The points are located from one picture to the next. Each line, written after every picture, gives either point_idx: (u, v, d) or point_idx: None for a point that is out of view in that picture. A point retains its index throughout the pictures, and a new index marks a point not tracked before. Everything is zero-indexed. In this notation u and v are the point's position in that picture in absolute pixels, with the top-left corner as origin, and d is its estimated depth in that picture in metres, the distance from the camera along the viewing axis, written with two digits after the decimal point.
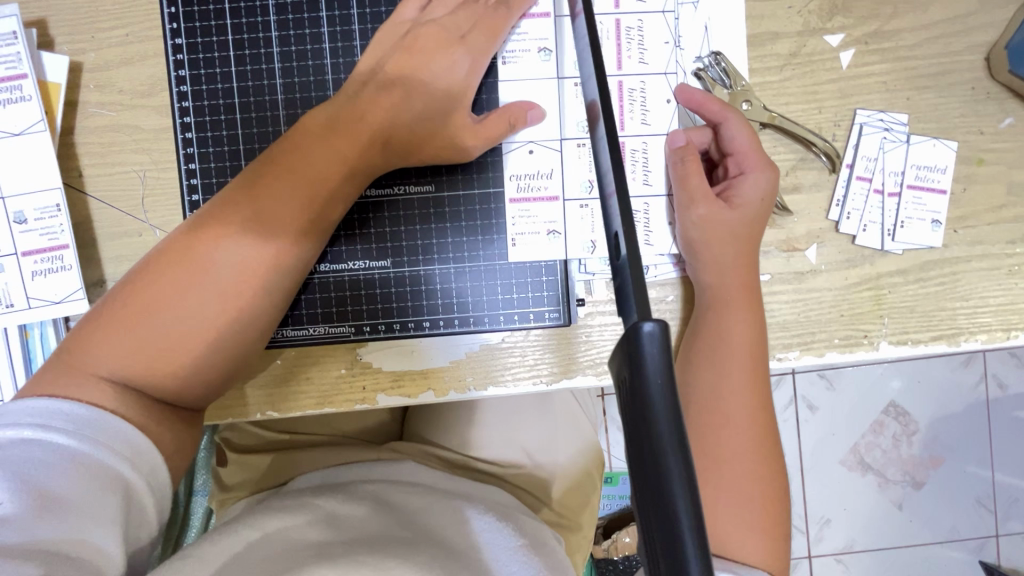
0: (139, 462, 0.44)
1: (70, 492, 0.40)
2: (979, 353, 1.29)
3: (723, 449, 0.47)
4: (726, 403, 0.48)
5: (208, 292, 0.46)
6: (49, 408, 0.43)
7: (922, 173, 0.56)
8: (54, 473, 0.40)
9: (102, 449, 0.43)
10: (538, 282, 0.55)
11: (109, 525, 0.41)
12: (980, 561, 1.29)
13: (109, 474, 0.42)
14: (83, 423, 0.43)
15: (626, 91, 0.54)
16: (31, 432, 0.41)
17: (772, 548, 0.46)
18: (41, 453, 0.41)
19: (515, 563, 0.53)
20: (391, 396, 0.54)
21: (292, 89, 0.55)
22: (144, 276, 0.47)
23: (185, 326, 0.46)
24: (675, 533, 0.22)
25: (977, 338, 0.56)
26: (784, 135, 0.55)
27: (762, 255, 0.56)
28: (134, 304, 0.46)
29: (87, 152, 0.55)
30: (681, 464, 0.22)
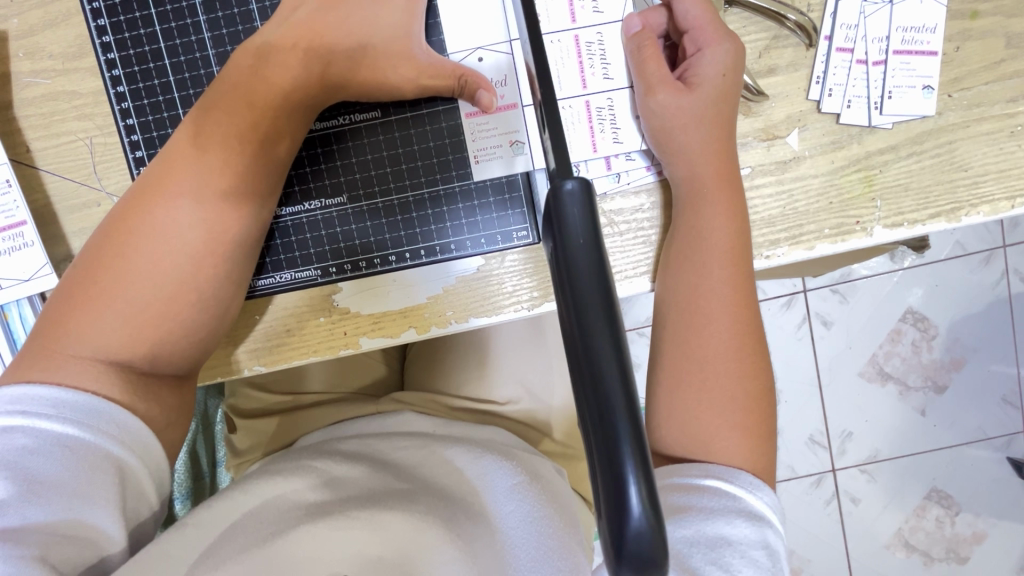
0: (128, 440, 0.43)
1: (59, 477, 0.40)
2: (1000, 249, 1.24)
3: (707, 351, 0.46)
4: (706, 302, 0.46)
5: (173, 251, 0.45)
6: (29, 394, 0.41)
7: (909, 35, 0.51)
8: (42, 459, 0.40)
9: (87, 430, 0.41)
10: (501, 201, 0.53)
11: (104, 505, 0.41)
12: (1008, 458, 1.27)
13: (97, 454, 0.41)
14: (66, 406, 0.42)
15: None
16: (11, 419, 0.40)
17: (760, 455, 0.45)
18: (25, 439, 0.40)
19: (512, 500, 0.54)
20: (374, 339, 0.53)
21: (218, 25, 0.52)
22: (104, 247, 0.45)
23: (156, 288, 0.44)
24: (605, 402, 0.20)
25: (979, 210, 0.52)
26: (753, 12, 0.51)
27: (740, 147, 0.52)
28: (101, 275, 0.44)
29: (30, 125, 0.53)
30: (609, 327, 0.21)
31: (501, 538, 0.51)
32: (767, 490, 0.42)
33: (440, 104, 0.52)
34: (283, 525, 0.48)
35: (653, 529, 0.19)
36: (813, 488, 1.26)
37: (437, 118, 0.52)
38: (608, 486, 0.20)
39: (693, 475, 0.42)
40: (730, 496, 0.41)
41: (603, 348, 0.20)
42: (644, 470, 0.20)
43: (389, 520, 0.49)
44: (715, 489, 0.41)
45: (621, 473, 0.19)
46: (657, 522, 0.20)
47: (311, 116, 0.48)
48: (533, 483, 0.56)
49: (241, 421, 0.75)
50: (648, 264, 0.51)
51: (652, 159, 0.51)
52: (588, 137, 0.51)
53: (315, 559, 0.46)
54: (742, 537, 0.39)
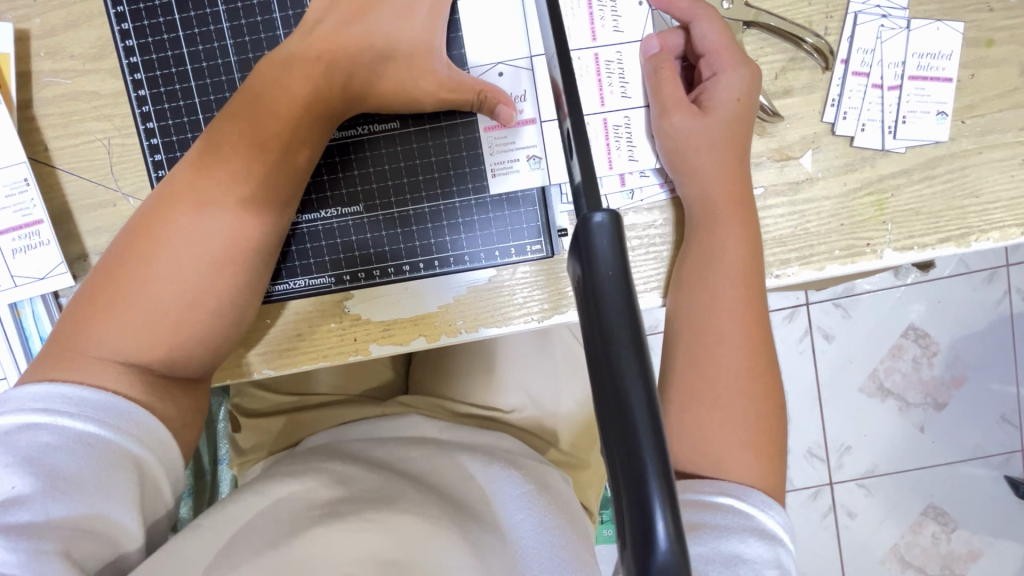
0: (147, 438, 0.43)
1: (80, 472, 0.40)
2: (1003, 268, 1.24)
3: (718, 370, 0.46)
4: (718, 323, 0.47)
5: (192, 256, 0.45)
6: (52, 392, 0.42)
7: (924, 61, 0.52)
8: (65, 456, 0.40)
9: (109, 429, 0.42)
10: (516, 215, 0.53)
11: (124, 502, 0.41)
12: (1006, 476, 1.28)
13: (119, 453, 0.42)
14: (88, 405, 0.42)
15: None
16: (36, 417, 0.41)
17: (769, 476, 0.45)
18: (49, 437, 0.40)
19: (521, 511, 0.54)
20: (384, 345, 0.54)
21: (241, 32, 0.53)
22: (125, 250, 0.45)
23: (174, 293, 0.45)
24: (632, 434, 0.20)
25: (989, 236, 0.53)
26: (771, 34, 0.51)
27: (754, 166, 0.53)
28: (122, 278, 0.45)
29: (49, 124, 0.54)
30: (636, 359, 0.21)
31: (511, 548, 0.51)
32: (778, 508, 0.43)
33: (458, 115, 0.52)
34: (298, 525, 0.48)
35: (677, 562, 0.20)
36: (810, 501, 1.27)
37: (455, 130, 0.52)
38: (634, 517, 0.20)
39: (707, 491, 0.43)
40: (743, 515, 0.42)
41: (632, 382, 0.21)
42: (669, 502, 0.20)
43: (402, 523, 0.49)
44: (729, 508, 0.42)
45: (647, 504, 0.20)
46: (680, 554, 0.20)
47: (330, 126, 0.49)
48: (541, 494, 0.56)
49: (246, 420, 0.76)
50: (659, 280, 0.51)
51: (666, 178, 0.52)
52: (604, 153, 0.51)
53: (329, 560, 0.45)
54: (756, 556, 0.40)
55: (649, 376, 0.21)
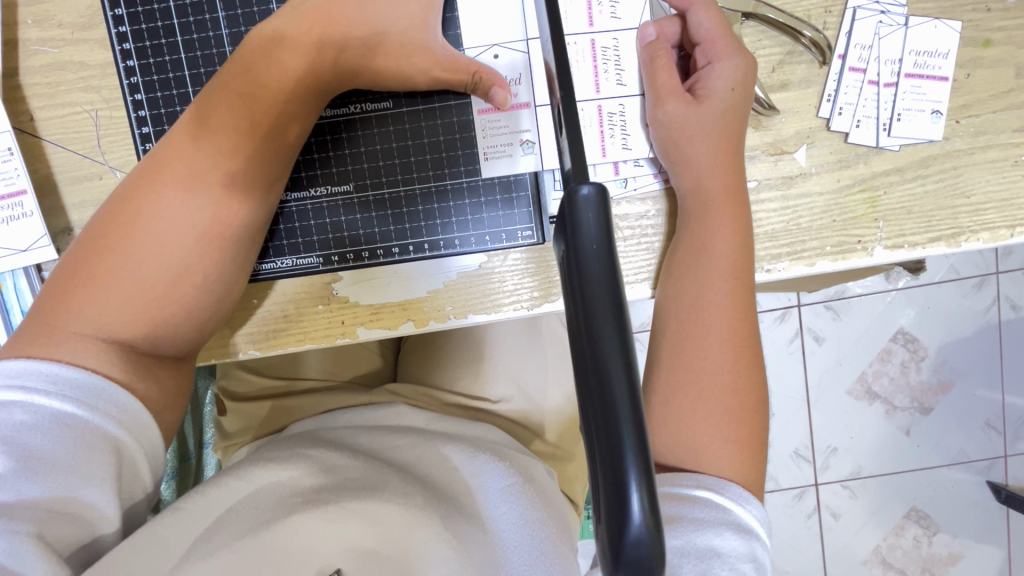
0: (124, 420, 0.43)
1: (54, 453, 0.40)
2: (993, 275, 1.25)
3: (703, 361, 0.46)
4: (706, 314, 0.46)
5: (178, 233, 0.44)
6: (28, 369, 0.41)
7: (921, 59, 0.51)
8: (40, 435, 0.40)
9: (86, 408, 0.41)
10: (508, 200, 0.52)
11: (99, 484, 0.41)
12: (988, 481, 1.29)
13: (95, 433, 0.41)
14: (64, 382, 0.41)
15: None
16: (11, 394, 0.40)
17: (750, 469, 0.45)
18: (24, 416, 0.40)
19: (505, 503, 0.54)
20: (372, 329, 0.53)
21: (233, 5, 0.52)
22: (109, 225, 0.45)
23: (158, 270, 0.44)
24: (609, 407, 0.20)
25: (979, 237, 0.53)
26: (769, 26, 0.51)
27: (748, 160, 0.53)
28: (106, 253, 0.44)
29: (35, 93, 0.53)
30: (616, 331, 0.21)
31: (494, 540, 0.51)
32: (755, 503, 0.43)
33: (453, 97, 0.51)
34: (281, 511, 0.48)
35: (650, 539, 0.20)
36: (795, 502, 1.28)
37: (449, 112, 0.52)
38: (609, 491, 0.20)
39: (685, 484, 0.43)
40: (720, 509, 0.42)
41: (612, 360, 0.21)
42: (646, 477, 0.20)
43: (383, 513, 0.48)
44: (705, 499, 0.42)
45: (623, 478, 0.20)
46: (655, 529, 0.20)
47: (322, 102, 0.48)
48: (526, 485, 0.56)
49: (235, 404, 0.75)
50: (649, 271, 0.51)
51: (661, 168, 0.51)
52: (598, 141, 0.51)
53: (307, 550, 0.46)
54: (731, 549, 0.40)
55: (631, 354, 0.21)
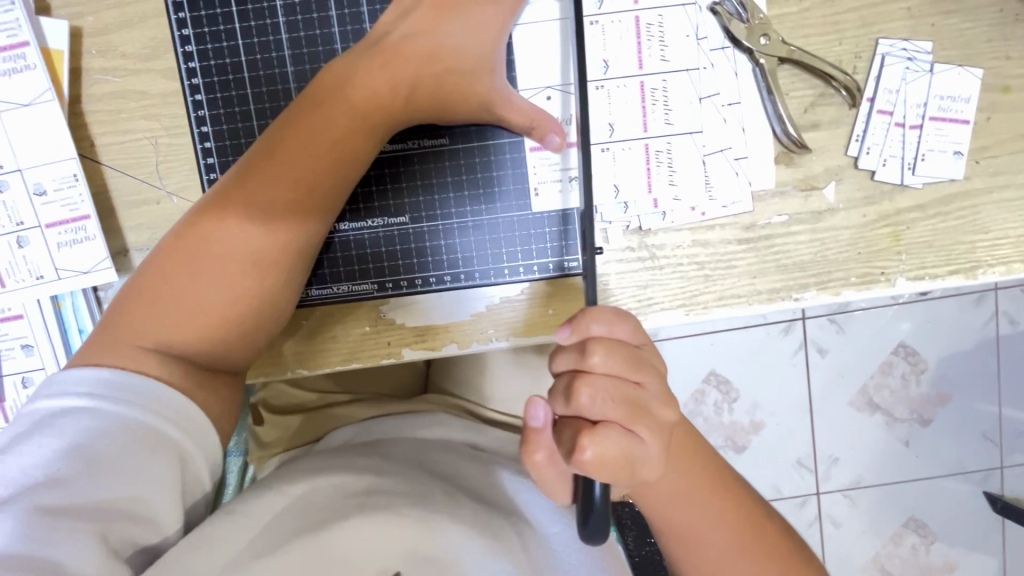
0: (184, 425, 0.44)
1: (116, 455, 0.41)
2: (992, 291, 1.29)
3: (695, 492, 0.48)
4: (684, 442, 0.49)
5: (237, 258, 0.46)
6: (97, 377, 0.43)
7: (945, 103, 0.54)
8: (104, 437, 0.42)
9: (147, 412, 0.43)
10: (555, 232, 0.55)
11: (162, 484, 0.43)
12: (984, 492, 1.34)
13: (155, 435, 0.43)
14: (127, 388, 0.43)
15: (643, 27, 0.54)
16: (81, 399, 0.43)
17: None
18: (90, 420, 0.42)
19: (555, 523, 0.55)
20: (417, 350, 0.56)
21: (299, 44, 0.54)
22: (175, 243, 0.47)
23: (218, 291, 0.46)
24: None
25: (995, 271, 0.56)
26: (803, 69, 0.54)
27: (780, 195, 0.56)
28: (171, 270, 0.46)
29: (97, 120, 0.54)
30: None
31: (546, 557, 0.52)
32: None
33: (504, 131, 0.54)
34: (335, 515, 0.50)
35: None
36: (797, 509, 1.32)
37: (500, 147, 0.54)
38: None
39: None
40: None
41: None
42: None
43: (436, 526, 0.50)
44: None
45: None
46: None
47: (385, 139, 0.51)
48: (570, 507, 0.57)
49: (268, 414, 0.76)
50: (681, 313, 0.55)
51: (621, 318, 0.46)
52: (644, 177, 0.55)
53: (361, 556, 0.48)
54: None
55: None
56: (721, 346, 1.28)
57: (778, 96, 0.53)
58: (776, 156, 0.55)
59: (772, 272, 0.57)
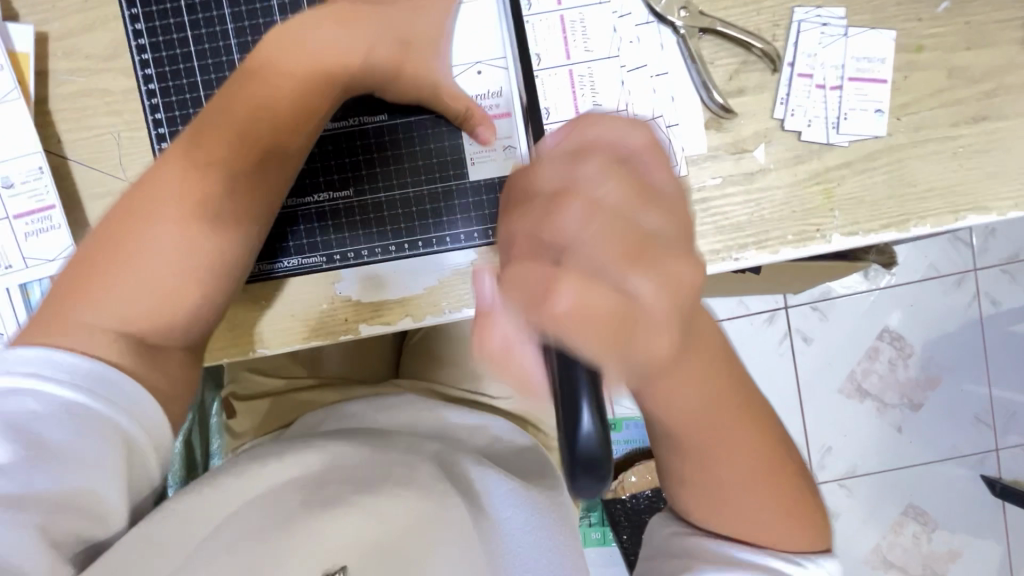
0: (135, 416, 0.46)
1: (63, 441, 0.43)
2: (971, 273, 1.31)
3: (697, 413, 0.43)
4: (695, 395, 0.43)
5: (197, 232, 0.49)
6: (43, 359, 0.44)
7: (860, 64, 0.57)
8: (51, 424, 0.43)
9: (95, 400, 0.44)
10: (492, 199, 0.58)
11: (107, 472, 0.44)
12: (982, 476, 1.33)
13: (101, 422, 0.44)
14: (76, 372, 0.44)
15: (567, 23, 0.57)
16: (28, 381, 0.43)
17: (777, 523, 0.47)
18: (36, 404, 0.43)
19: (511, 507, 0.56)
20: (374, 325, 0.58)
21: (244, 33, 0.58)
22: (120, 225, 0.49)
23: (170, 269, 0.48)
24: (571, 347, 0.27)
25: (925, 223, 0.58)
26: (724, 39, 0.57)
27: (713, 159, 0.58)
28: (119, 251, 0.48)
29: (62, 118, 0.58)
30: None
31: (498, 543, 0.53)
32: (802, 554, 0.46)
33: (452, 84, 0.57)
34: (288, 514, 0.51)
35: (598, 447, 0.28)
36: None
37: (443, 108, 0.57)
38: (568, 409, 0.29)
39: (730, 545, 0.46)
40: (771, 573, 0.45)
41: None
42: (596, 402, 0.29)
43: (388, 515, 0.51)
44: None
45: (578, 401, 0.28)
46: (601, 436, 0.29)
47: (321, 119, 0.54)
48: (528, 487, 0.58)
49: (239, 404, 0.78)
50: None
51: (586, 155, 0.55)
52: None
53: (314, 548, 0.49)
54: None
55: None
56: None
57: (702, 65, 0.56)
58: (706, 123, 0.58)
59: (711, 233, 0.58)
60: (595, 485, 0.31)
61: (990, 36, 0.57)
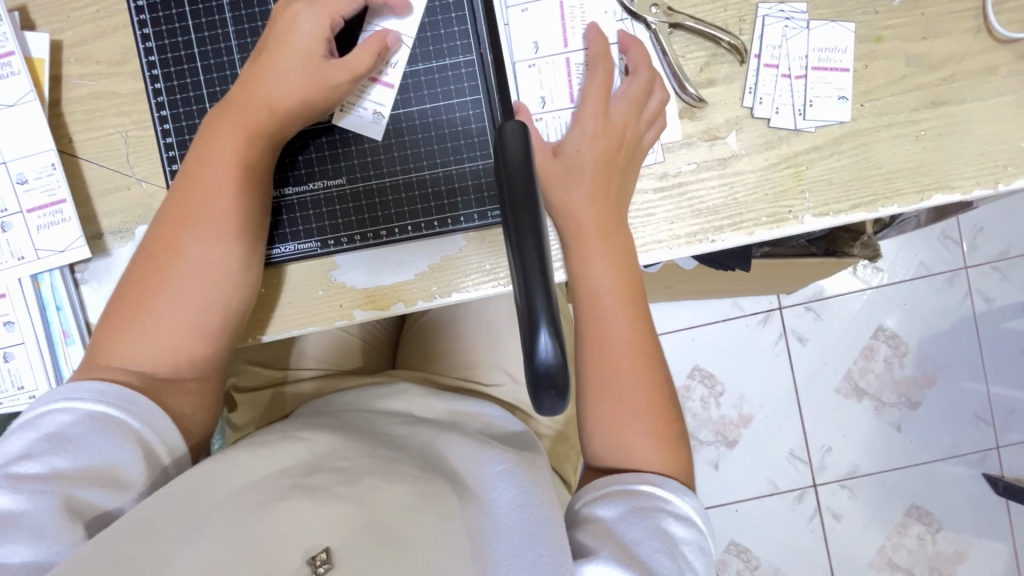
0: (146, 419, 0.51)
1: (85, 440, 0.49)
2: (962, 271, 1.33)
3: (609, 335, 0.57)
4: (608, 319, 0.57)
5: (198, 274, 0.54)
6: (75, 390, 0.51)
7: (824, 55, 0.60)
8: (79, 430, 0.49)
9: (113, 407, 0.50)
10: (478, 185, 0.60)
11: (122, 465, 0.49)
12: (983, 474, 1.33)
13: (120, 425, 0.50)
14: (99, 391, 0.51)
15: (566, 13, 0.61)
16: (61, 403, 0.50)
17: (668, 455, 0.57)
18: (67, 417, 0.50)
19: (498, 487, 0.55)
20: (366, 311, 0.61)
21: (244, 34, 0.61)
22: (139, 274, 0.54)
23: (180, 307, 0.54)
24: (525, 259, 0.27)
25: (894, 203, 0.61)
26: (693, 34, 0.61)
27: (686, 146, 0.61)
28: (139, 295, 0.54)
29: (74, 119, 0.62)
30: (529, 208, 0.28)
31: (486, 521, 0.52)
32: (689, 493, 0.55)
33: (436, 69, 0.59)
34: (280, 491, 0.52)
35: (558, 364, 0.26)
36: (795, 504, 1.32)
37: (428, 92, 0.59)
38: (527, 329, 0.27)
39: (631, 481, 0.54)
40: (663, 499, 0.53)
41: (524, 221, 0.28)
42: (553, 322, 0.26)
43: (375, 498, 0.51)
44: (670, 531, 0.51)
45: (536, 319, 0.26)
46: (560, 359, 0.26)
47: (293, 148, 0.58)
48: (517, 469, 0.58)
49: (240, 397, 0.80)
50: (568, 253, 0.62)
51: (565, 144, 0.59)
52: None
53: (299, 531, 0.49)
54: (677, 533, 0.51)
55: (539, 220, 0.28)
56: (702, 341, 1.34)
57: (673, 58, 0.60)
58: (679, 112, 0.61)
59: (688, 217, 0.61)
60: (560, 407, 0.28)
61: (946, 26, 0.61)
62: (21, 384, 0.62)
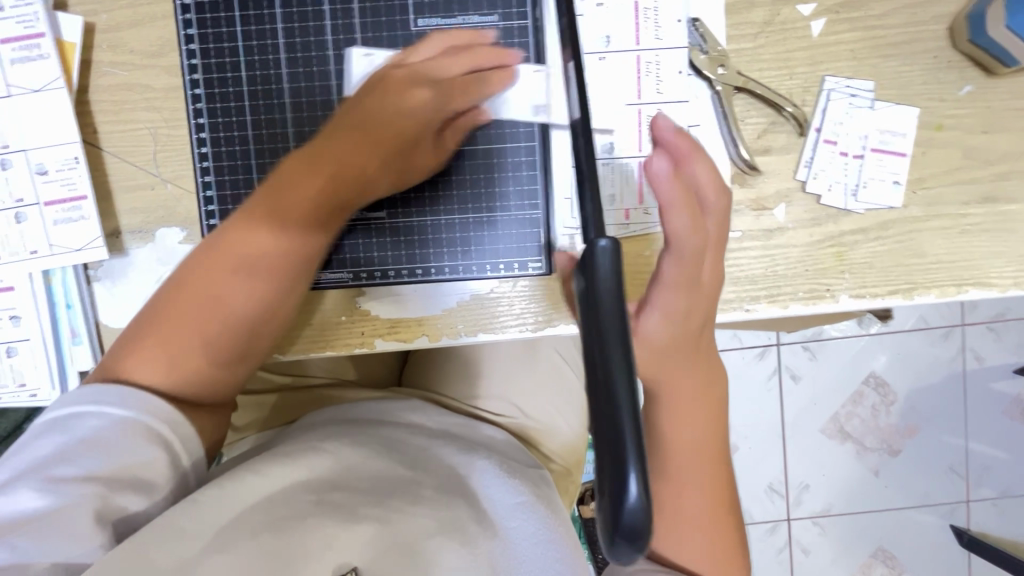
0: (174, 425, 0.49)
1: (118, 446, 0.47)
2: (958, 327, 1.35)
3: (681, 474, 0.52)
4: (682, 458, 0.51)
5: (249, 295, 0.52)
6: (100, 393, 0.49)
7: (884, 137, 0.60)
8: (109, 433, 0.47)
9: (143, 413, 0.48)
10: (522, 233, 0.59)
11: (156, 471, 0.48)
12: (951, 525, 1.36)
13: (150, 434, 0.48)
14: (129, 396, 0.49)
15: (643, 64, 0.59)
16: (88, 406, 0.48)
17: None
18: (97, 422, 0.47)
19: (517, 517, 0.54)
20: (388, 341, 0.59)
21: (294, 49, 0.58)
22: (178, 287, 0.52)
23: (223, 323, 0.52)
24: (615, 400, 0.26)
25: (931, 292, 0.60)
26: (757, 99, 0.59)
27: (734, 213, 0.60)
28: (176, 308, 0.51)
29: (102, 109, 0.58)
30: (620, 345, 0.27)
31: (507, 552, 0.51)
32: None
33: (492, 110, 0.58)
34: (294, 511, 0.50)
35: (642, 515, 0.25)
36: (767, 535, 1.35)
37: (481, 133, 0.58)
38: (613, 475, 0.25)
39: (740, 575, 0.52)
40: None
41: (613, 351, 0.27)
42: (642, 468, 0.26)
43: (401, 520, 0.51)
44: None
45: (625, 466, 0.25)
46: (648, 507, 0.25)
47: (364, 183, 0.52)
48: (537, 504, 0.56)
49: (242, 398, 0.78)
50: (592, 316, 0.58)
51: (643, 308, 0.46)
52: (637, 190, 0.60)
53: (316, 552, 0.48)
54: None
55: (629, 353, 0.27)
56: None
57: (733, 121, 0.59)
58: (731, 177, 0.60)
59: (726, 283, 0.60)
60: (629, 558, 0.27)
61: (1007, 122, 0.60)
62: (23, 381, 0.59)
